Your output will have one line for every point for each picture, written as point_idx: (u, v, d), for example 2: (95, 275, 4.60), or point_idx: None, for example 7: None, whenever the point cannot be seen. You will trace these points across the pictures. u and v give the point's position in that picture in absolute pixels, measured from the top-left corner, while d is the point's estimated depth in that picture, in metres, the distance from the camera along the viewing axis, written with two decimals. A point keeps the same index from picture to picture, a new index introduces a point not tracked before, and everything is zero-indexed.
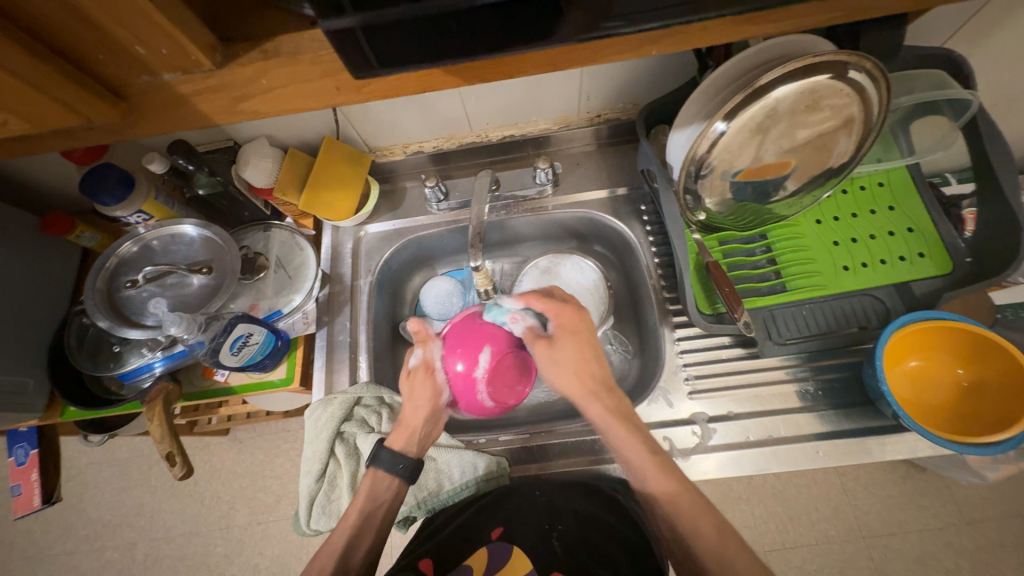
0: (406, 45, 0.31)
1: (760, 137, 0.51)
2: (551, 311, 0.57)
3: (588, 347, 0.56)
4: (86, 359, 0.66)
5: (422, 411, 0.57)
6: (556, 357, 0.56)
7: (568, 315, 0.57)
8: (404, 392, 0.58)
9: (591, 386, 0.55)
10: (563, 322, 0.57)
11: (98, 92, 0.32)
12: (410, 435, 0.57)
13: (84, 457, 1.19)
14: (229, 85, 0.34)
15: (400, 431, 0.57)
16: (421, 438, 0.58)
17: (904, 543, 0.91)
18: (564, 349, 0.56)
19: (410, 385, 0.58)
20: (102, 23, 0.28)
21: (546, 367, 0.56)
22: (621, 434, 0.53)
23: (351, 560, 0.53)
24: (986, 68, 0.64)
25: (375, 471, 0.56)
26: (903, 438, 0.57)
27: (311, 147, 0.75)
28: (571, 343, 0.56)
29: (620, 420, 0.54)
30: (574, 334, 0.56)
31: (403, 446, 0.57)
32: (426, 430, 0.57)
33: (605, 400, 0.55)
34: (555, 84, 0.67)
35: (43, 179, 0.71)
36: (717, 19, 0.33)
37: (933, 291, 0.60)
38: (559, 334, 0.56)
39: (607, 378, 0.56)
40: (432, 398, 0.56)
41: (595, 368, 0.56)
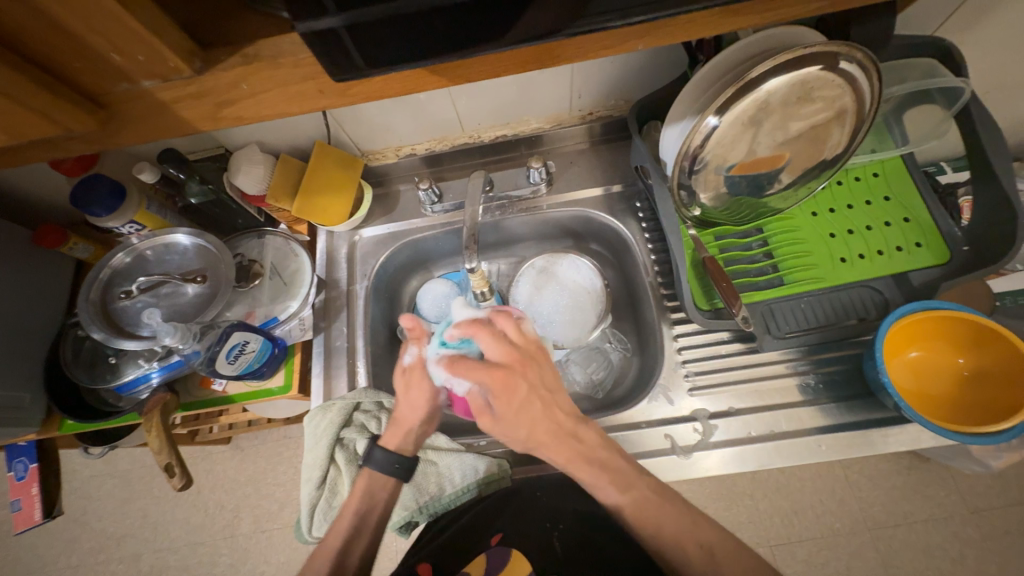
0: (388, 45, 0.31)
1: (753, 130, 0.51)
2: (483, 382, 0.47)
3: (534, 408, 0.48)
4: (81, 371, 0.66)
5: (418, 412, 0.56)
6: (505, 427, 0.48)
7: (502, 383, 0.46)
8: (399, 390, 0.56)
9: (547, 442, 0.48)
10: (500, 391, 0.47)
11: (76, 101, 0.32)
12: (403, 434, 0.57)
13: (86, 470, 1.19)
14: (210, 91, 0.34)
15: (394, 430, 0.56)
16: (416, 437, 0.57)
17: (910, 534, 0.91)
18: (512, 412, 0.47)
19: (404, 385, 0.57)
20: (77, 32, 0.28)
21: (496, 435, 0.49)
22: (592, 476, 0.49)
23: (347, 565, 0.52)
24: (977, 55, 0.64)
25: (369, 471, 0.56)
26: (906, 430, 0.57)
27: (303, 152, 0.75)
28: (512, 415, 0.47)
29: (586, 467, 0.49)
30: (513, 406, 0.47)
31: (397, 444, 0.57)
32: (420, 429, 0.57)
33: (566, 450, 0.48)
34: (545, 83, 0.67)
35: (34, 192, 0.71)
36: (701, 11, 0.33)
37: (931, 281, 0.60)
38: (499, 407, 0.47)
39: (566, 427, 0.49)
40: (429, 399, 0.56)
41: (549, 423, 0.48)
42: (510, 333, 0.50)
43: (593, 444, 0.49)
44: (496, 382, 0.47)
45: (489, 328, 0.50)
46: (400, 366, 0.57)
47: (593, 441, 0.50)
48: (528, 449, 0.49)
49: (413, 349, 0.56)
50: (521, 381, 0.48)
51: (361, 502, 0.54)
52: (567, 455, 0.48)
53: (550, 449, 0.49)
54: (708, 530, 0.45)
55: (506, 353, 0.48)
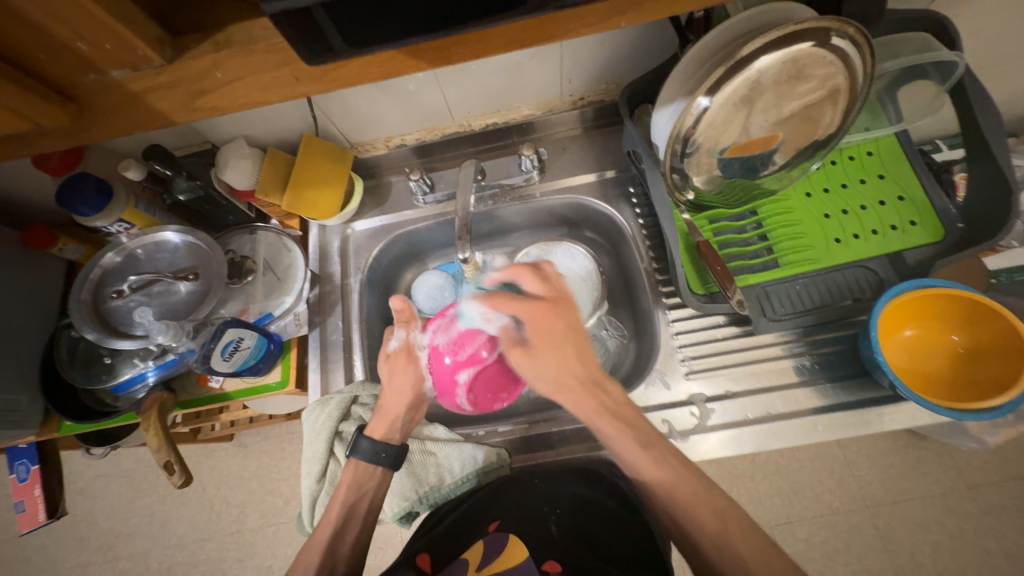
0: (366, 27, 0.31)
1: (746, 111, 0.50)
2: (523, 313, 0.53)
3: (568, 347, 0.52)
4: (77, 371, 0.66)
5: (402, 396, 0.59)
6: (534, 367, 0.52)
7: (544, 314, 0.53)
8: (384, 376, 0.60)
9: (573, 386, 0.51)
10: (540, 318, 0.52)
11: (44, 94, 0.31)
12: (388, 421, 0.58)
13: (90, 470, 1.19)
14: (183, 80, 0.33)
15: (381, 418, 0.58)
16: (401, 425, 0.59)
17: (908, 511, 0.92)
18: (543, 355, 0.52)
19: (389, 370, 0.60)
20: (40, 20, 0.27)
21: (523, 370, 0.52)
22: (613, 435, 0.49)
23: (338, 554, 0.53)
24: (972, 29, 0.63)
25: (356, 462, 0.57)
26: (901, 407, 0.57)
27: (291, 146, 0.74)
28: (547, 347, 0.52)
29: (611, 421, 0.50)
30: (550, 337, 0.52)
31: (384, 434, 0.58)
32: (406, 415, 0.59)
33: (591, 398, 0.51)
34: (535, 68, 0.65)
35: (21, 192, 0.70)
36: None
37: (926, 259, 0.60)
38: (535, 339, 0.52)
39: (594, 373, 0.52)
40: (412, 383, 0.59)
41: (579, 365, 0.52)
42: (549, 278, 0.55)
43: (618, 397, 0.51)
44: (525, 311, 0.53)
45: (538, 270, 0.55)
46: (385, 351, 0.61)
47: (617, 396, 0.52)
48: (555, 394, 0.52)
49: (399, 335, 0.61)
50: (559, 319, 0.53)
51: (350, 493, 0.55)
52: (592, 403, 0.51)
53: (575, 395, 0.51)
54: (707, 512, 0.46)
55: (546, 290, 0.54)
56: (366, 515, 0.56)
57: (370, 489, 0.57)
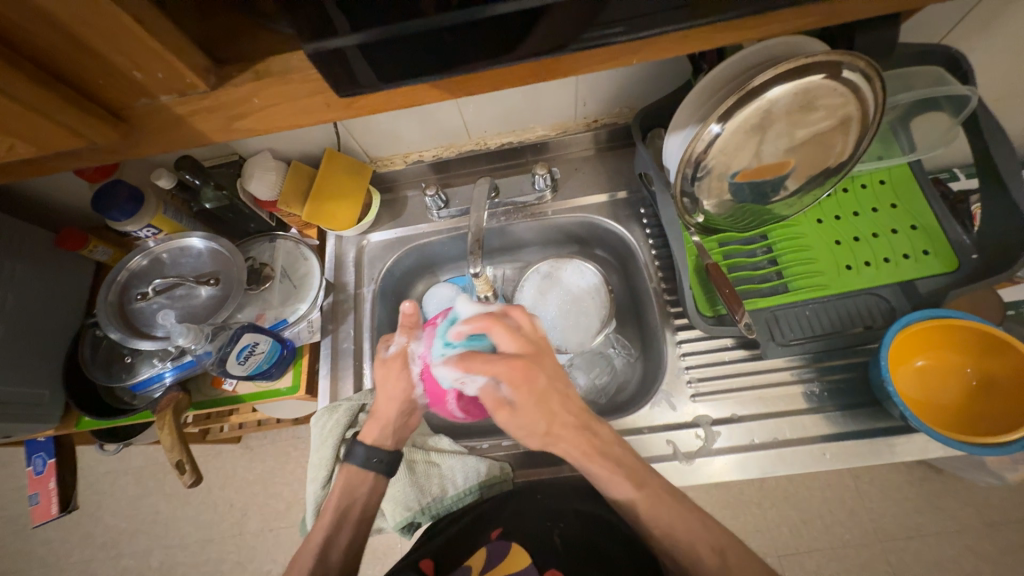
0: (399, 61, 0.33)
1: (756, 138, 0.51)
2: (500, 374, 0.47)
3: (552, 401, 0.49)
4: (99, 369, 0.68)
5: (394, 403, 0.58)
6: (518, 421, 0.49)
7: (521, 374, 0.48)
8: (378, 380, 0.59)
9: (564, 434, 0.50)
10: (518, 381, 0.48)
11: (99, 115, 0.34)
12: (380, 428, 0.58)
13: (101, 466, 1.22)
14: (223, 105, 0.35)
15: (375, 421, 0.58)
16: (394, 430, 0.59)
17: (922, 547, 0.89)
18: (527, 412, 0.49)
19: (383, 374, 0.59)
20: (100, 50, 0.30)
21: (510, 427, 0.50)
22: (606, 475, 0.49)
23: (330, 560, 0.54)
24: (987, 63, 0.63)
25: (349, 467, 0.58)
26: (913, 439, 0.56)
27: (313, 159, 0.77)
28: (530, 405, 0.48)
29: (602, 463, 0.49)
30: (533, 394, 0.48)
31: (375, 437, 0.58)
32: (398, 423, 0.59)
33: (583, 442, 0.50)
34: (550, 91, 0.67)
35: (58, 196, 0.74)
36: (694, 29, 0.34)
37: (939, 289, 0.59)
38: (516, 398, 0.48)
39: (582, 416, 0.51)
40: (404, 391, 0.58)
41: (565, 415, 0.50)
42: (523, 331, 0.51)
43: (608, 438, 0.51)
44: (512, 373, 0.47)
45: (505, 321, 0.50)
46: (382, 356, 0.59)
47: (607, 438, 0.51)
48: (545, 443, 0.51)
49: (399, 341, 0.59)
50: (539, 374, 0.49)
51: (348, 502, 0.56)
52: (583, 448, 0.50)
53: (561, 441, 0.50)
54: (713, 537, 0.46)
55: (519, 346, 0.49)
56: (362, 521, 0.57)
57: (361, 495, 0.57)
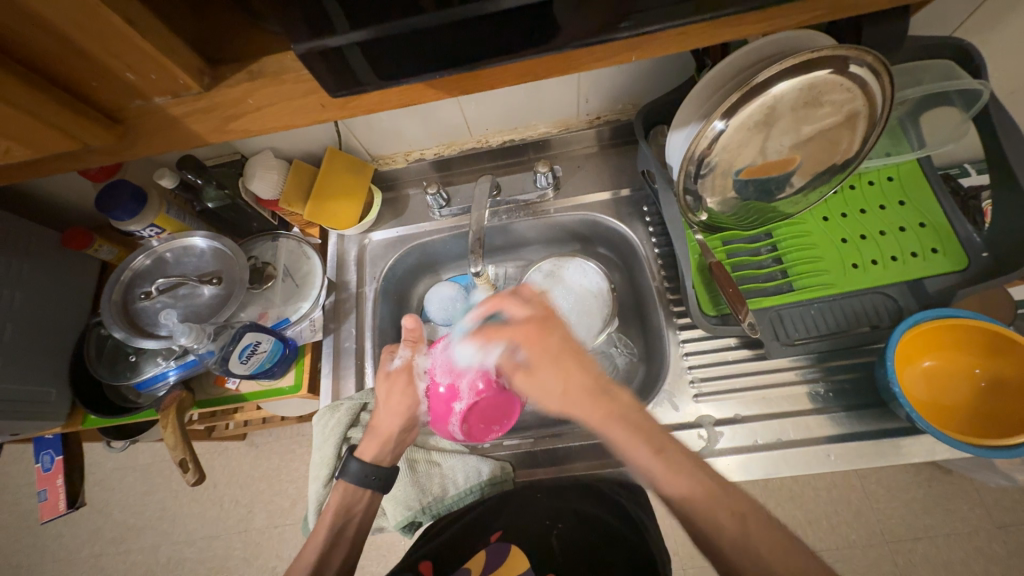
0: (397, 60, 0.33)
1: (761, 134, 0.50)
2: (515, 339, 0.51)
3: (568, 360, 0.50)
4: (104, 367, 0.69)
5: (396, 418, 0.59)
6: (539, 383, 0.50)
7: (535, 334, 0.51)
8: (381, 394, 0.60)
9: (582, 397, 0.48)
10: (534, 341, 0.51)
11: (94, 117, 0.34)
12: (381, 444, 0.58)
13: (109, 462, 1.23)
14: (218, 106, 0.35)
15: (372, 439, 0.58)
16: (392, 448, 0.59)
17: (930, 548, 0.88)
18: (545, 370, 0.50)
19: (387, 388, 0.60)
20: (94, 53, 0.30)
21: (530, 393, 0.51)
22: (625, 442, 0.46)
23: (325, 564, 0.54)
24: (1000, 57, 0.62)
25: (345, 484, 0.57)
26: (919, 441, 0.55)
27: (315, 158, 0.76)
28: (546, 364, 0.50)
29: (624, 426, 0.46)
30: (548, 354, 0.50)
31: (374, 456, 0.58)
32: (398, 439, 0.59)
33: (601, 406, 0.48)
34: (552, 88, 0.67)
35: (63, 196, 0.75)
36: (691, 25, 0.34)
37: (947, 288, 0.58)
38: (532, 359, 0.50)
39: (600, 380, 0.49)
40: (407, 407, 0.59)
41: (583, 376, 0.49)
42: (531, 299, 0.53)
43: (626, 401, 0.48)
44: (528, 334, 0.51)
45: (514, 292, 0.54)
46: (386, 368, 0.61)
47: (627, 401, 0.48)
48: (564, 409, 0.49)
49: (403, 354, 0.61)
50: (552, 334, 0.51)
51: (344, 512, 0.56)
52: (602, 410, 0.47)
53: (585, 402, 0.48)
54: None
55: (531, 312, 0.52)
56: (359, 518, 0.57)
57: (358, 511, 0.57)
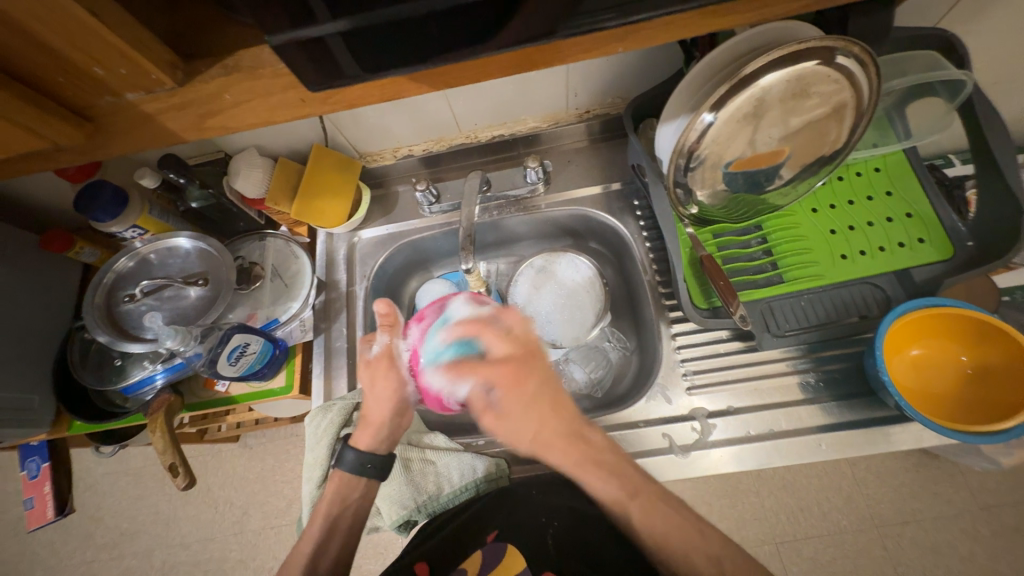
0: (380, 51, 0.32)
1: (750, 127, 0.50)
2: (491, 378, 0.55)
3: (544, 407, 0.55)
4: (89, 372, 0.67)
5: (385, 403, 0.59)
6: (505, 424, 0.55)
7: (511, 378, 0.55)
8: (366, 383, 0.60)
9: (556, 441, 0.53)
10: (510, 384, 0.55)
11: (62, 114, 0.33)
12: (373, 431, 0.58)
13: (99, 467, 1.22)
14: (193, 102, 0.34)
15: (365, 427, 0.58)
16: (387, 434, 0.59)
17: (918, 532, 0.90)
18: (517, 408, 0.55)
19: (371, 377, 0.61)
20: (58, 47, 0.29)
21: (500, 433, 0.55)
22: (604, 488, 0.51)
23: (319, 564, 0.54)
24: (984, 47, 0.62)
25: (340, 475, 0.57)
26: (907, 428, 0.56)
27: (301, 155, 0.75)
28: (518, 412, 0.55)
29: (593, 469, 0.52)
30: (524, 399, 0.55)
31: (369, 444, 0.58)
32: (392, 423, 0.59)
33: (573, 450, 0.53)
34: (541, 82, 0.66)
35: (41, 197, 0.73)
36: (674, 15, 0.33)
37: (934, 277, 0.59)
38: (502, 404, 0.55)
39: (573, 425, 0.54)
40: (395, 389, 0.59)
41: (559, 423, 0.54)
42: (513, 336, 0.57)
43: (603, 446, 0.53)
44: (506, 376, 0.55)
45: (496, 327, 0.57)
46: (366, 358, 0.62)
47: (600, 444, 0.53)
48: (535, 450, 0.55)
49: (381, 340, 0.61)
50: (531, 379, 0.56)
51: (332, 506, 0.56)
52: (576, 455, 0.52)
53: (554, 449, 0.53)
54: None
55: (509, 350, 0.56)
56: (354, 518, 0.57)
57: (354, 500, 0.57)
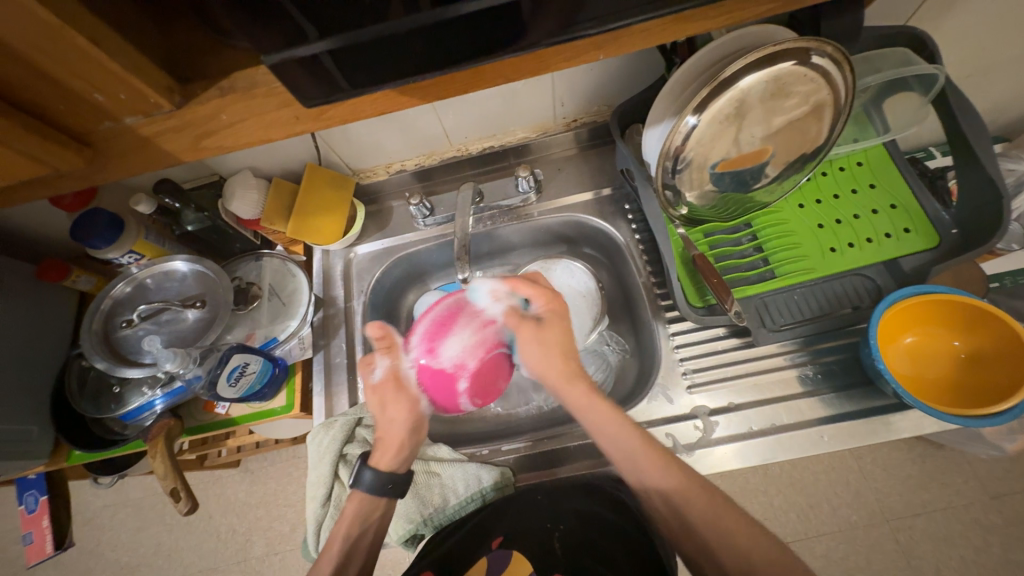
0: (371, 65, 0.33)
1: (733, 128, 0.51)
2: (536, 299, 0.60)
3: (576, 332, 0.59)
4: (88, 402, 0.67)
5: (399, 423, 0.59)
6: (542, 346, 0.58)
7: (555, 302, 0.60)
8: (376, 407, 0.60)
9: (575, 375, 0.56)
10: (551, 310, 0.60)
11: (62, 140, 0.34)
12: (392, 452, 0.58)
13: (98, 501, 1.19)
14: (190, 123, 0.35)
15: (384, 449, 0.58)
16: (405, 453, 0.58)
17: (929, 524, 0.89)
18: (551, 333, 0.59)
19: (379, 400, 0.60)
20: (59, 76, 0.30)
21: (529, 359, 0.58)
22: (604, 416, 0.53)
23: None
24: (953, 43, 0.64)
25: (360, 495, 0.56)
26: (907, 416, 0.57)
27: (295, 175, 0.76)
28: (552, 335, 0.58)
29: (603, 409, 0.54)
30: (561, 324, 0.59)
31: (391, 465, 0.57)
32: (408, 442, 0.58)
33: (582, 390, 0.55)
34: (529, 94, 0.68)
35: (37, 227, 0.73)
36: (650, 21, 0.34)
37: (922, 265, 0.60)
38: (543, 324, 0.59)
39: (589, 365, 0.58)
40: (407, 408, 0.59)
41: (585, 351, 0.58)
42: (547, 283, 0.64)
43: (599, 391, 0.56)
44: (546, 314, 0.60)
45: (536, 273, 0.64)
46: (370, 383, 0.60)
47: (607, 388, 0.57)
48: (557, 384, 0.57)
49: (382, 363, 0.61)
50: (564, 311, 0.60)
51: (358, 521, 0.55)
52: (586, 391, 0.55)
53: (575, 385, 0.56)
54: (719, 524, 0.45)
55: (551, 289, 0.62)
56: (353, 539, 0.55)
57: (366, 521, 0.57)
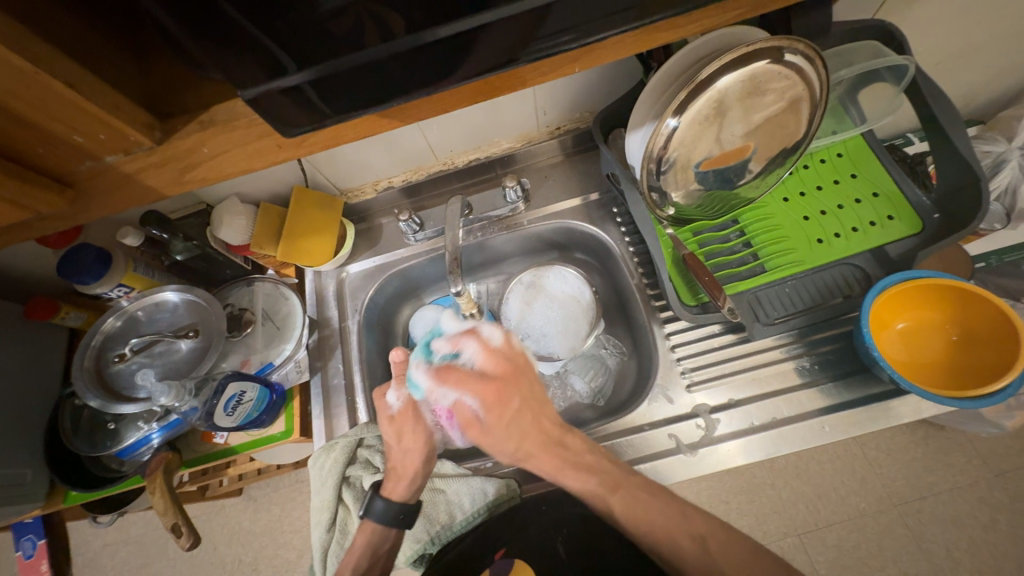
0: (351, 92, 0.33)
1: (713, 128, 0.52)
2: (474, 393, 0.55)
3: (521, 420, 0.55)
4: (82, 439, 0.66)
5: (414, 454, 0.59)
6: (491, 438, 0.55)
7: (493, 395, 0.55)
8: (391, 437, 0.60)
9: (535, 451, 0.54)
10: (491, 404, 0.55)
11: (43, 183, 0.34)
12: (404, 482, 0.58)
13: (97, 540, 1.16)
14: (171, 158, 0.35)
15: (397, 479, 0.58)
16: (419, 482, 0.59)
17: (937, 506, 0.89)
18: (497, 420, 0.55)
19: (395, 431, 0.60)
20: (36, 121, 0.30)
21: (485, 444, 0.56)
22: (577, 486, 0.53)
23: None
24: (921, 32, 0.66)
25: (370, 525, 0.56)
26: (905, 401, 0.57)
27: (283, 198, 0.76)
28: (500, 425, 0.55)
29: (572, 473, 0.53)
30: (502, 417, 0.55)
31: (404, 495, 0.58)
32: (421, 472, 0.59)
33: (552, 458, 0.54)
34: (511, 105, 0.69)
35: (22, 266, 0.72)
36: (620, 34, 0.35)
37: (908, 252, 0.61)
38: (486, 418, 0.55)
39: (552, 436, 0.55)
40: (422, 437, 0.60)
41: (536, 435, 0.54)
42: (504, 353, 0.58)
43: (579, 451, 0.54)
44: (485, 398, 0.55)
45: (474, 345, 0.58)
46: (388, 414, 0.61)
47: (578, 448, 0.54)
48: (516, 460, 0.55)
49: (398, 394, 0.61)
50: (513, 394, 0.56)
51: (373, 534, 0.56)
52: (554, 461, 0.53)
53: (535, 462, 0.54)
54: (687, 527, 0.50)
55: (494, 368, 0.57)
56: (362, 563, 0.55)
57: (373, 547, 0.56)
